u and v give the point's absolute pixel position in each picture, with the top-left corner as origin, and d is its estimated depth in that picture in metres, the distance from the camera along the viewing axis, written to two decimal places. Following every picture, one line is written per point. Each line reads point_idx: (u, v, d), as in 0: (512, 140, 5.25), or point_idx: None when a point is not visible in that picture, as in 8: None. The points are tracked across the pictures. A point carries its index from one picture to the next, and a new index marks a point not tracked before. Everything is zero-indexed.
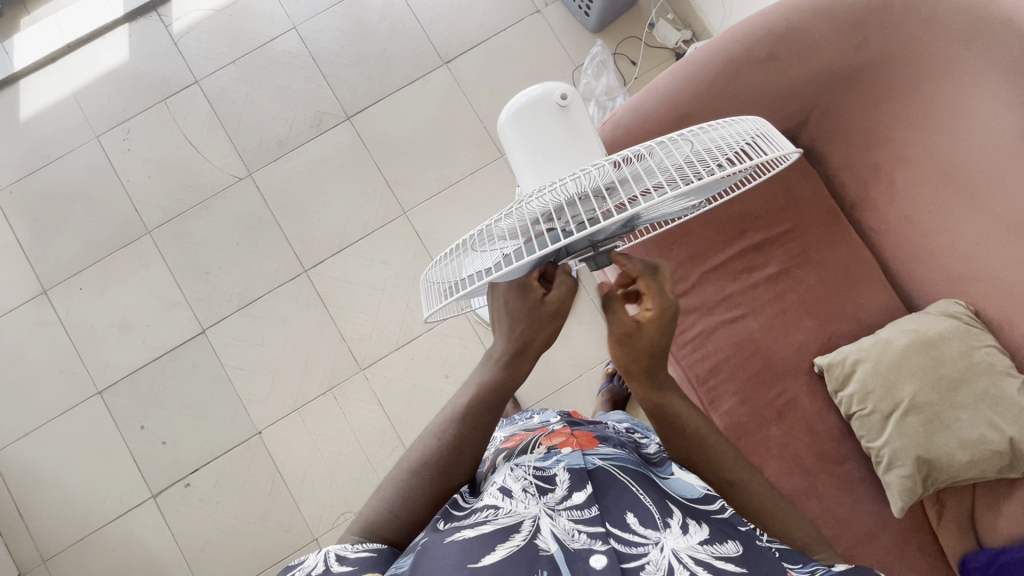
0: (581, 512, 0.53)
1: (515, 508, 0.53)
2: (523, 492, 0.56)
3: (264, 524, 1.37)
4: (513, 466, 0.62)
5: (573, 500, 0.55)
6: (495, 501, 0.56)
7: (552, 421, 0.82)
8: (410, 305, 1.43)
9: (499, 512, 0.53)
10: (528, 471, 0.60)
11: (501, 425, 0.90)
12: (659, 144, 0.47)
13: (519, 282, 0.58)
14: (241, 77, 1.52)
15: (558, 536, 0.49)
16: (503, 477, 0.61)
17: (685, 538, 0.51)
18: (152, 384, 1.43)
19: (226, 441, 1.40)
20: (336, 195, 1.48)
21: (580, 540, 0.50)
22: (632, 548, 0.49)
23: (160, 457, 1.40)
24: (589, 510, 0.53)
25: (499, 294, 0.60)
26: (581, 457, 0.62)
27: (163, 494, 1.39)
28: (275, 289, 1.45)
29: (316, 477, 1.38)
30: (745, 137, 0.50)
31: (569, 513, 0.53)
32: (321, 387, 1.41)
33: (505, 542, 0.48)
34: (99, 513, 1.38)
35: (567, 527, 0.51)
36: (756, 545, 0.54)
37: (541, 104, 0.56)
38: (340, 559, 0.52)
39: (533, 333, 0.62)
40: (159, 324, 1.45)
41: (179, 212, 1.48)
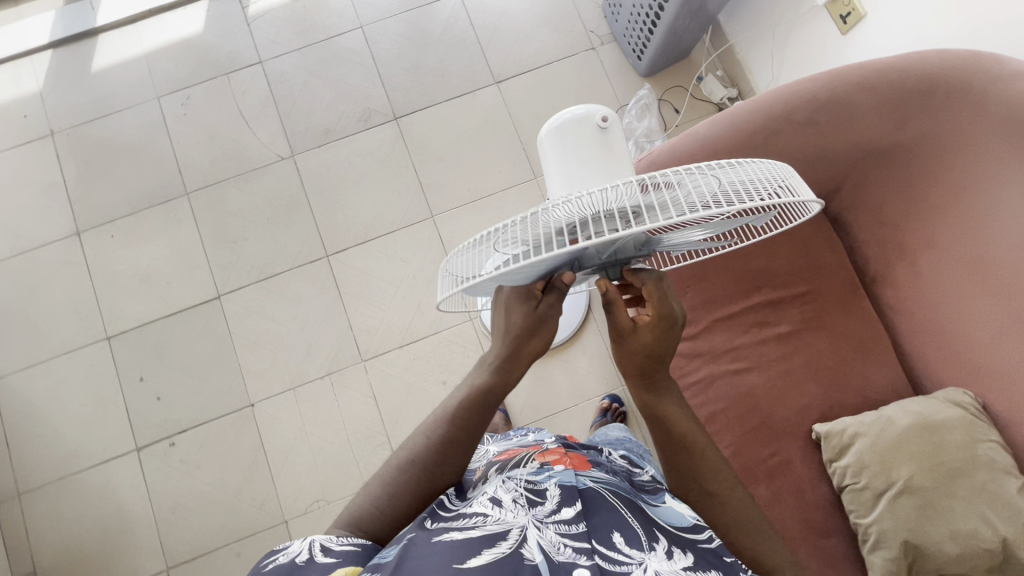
0: (568, 526, 0.54)
1: (503, 517, 0.54)
2: (513, 503, 0.56)
3: (239, 497, 1.36)
4: (505, 479, 0.62)
5: (561, 513, 0.55)
6: (484, 509, 0.56)
7: (546, 440, 0.83)
8: (421, 305, 1.45)
9: (488, 519, 0.54)
10: (519, 484, 0.60)
11: (492, 440, 0.91)
12: (684, 174, 0.49)
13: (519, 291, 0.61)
14: (303, 65, 1.59)
15: (544, 547, 0.50)
16: (494, 488, 0.61)
17: (669, 563, 0.52)
18: (159, 339, 1.46)
19: (219, 407, 1.41)
20: (370, 189, 1.52)
21: (565, 552, 0.50)
22: (616, 565, 0.50)
23: (152, 412, 1.42)
24: (578, 525, 0.53)
25: (509, 295, 0.62)
26: (572, 476, 0.63)
27: (147, 449, 1.40)
28: (296, 268, 1.48)
29: (298, 459, 1.38)
30: (770, 179, 0.51)
31: (557, 527, 0.53)
32: (320, 370, 1.42)
33: (491, 548, 0.49)
34: (82, 457, 1.40)
35: (554, 539, 0.51)
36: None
37: (582, 125, 0.58)
38: (325, 550, 0.54)
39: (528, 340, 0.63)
40: (178, 282, 1.48)
41: (218, 180, 1.53)
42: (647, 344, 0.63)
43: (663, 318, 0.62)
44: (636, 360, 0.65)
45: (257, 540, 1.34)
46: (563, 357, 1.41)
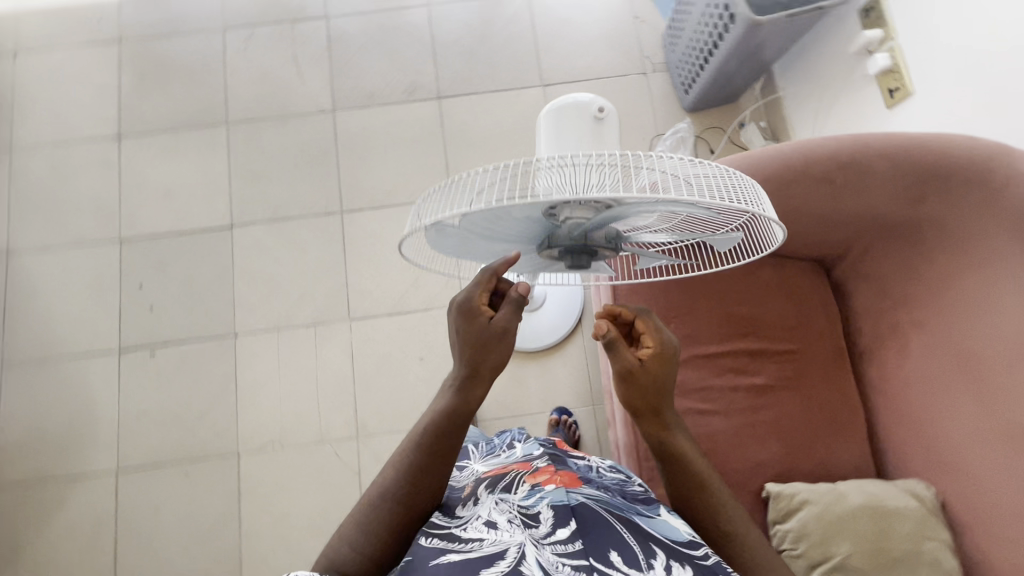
0: (564, 546, 0.62)
1: (500, 538, 0.62)
2: (508, 524, 0.64)
3: (201, 420, 1.40)
4: (498, 502, 0.70)
5: (556, 535, 0.63)
6: (481, 529, 0.64)
7: (535, 453, 0.88)
8: (419, 280, 1.47)
9: (485, 542, 0.61)
10: (515, 507, 0.68)
11: (472, 454, 0.93)
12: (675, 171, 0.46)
13: (465, 309, 0.63)
14: (365, 28, 1.65)
15: (543, 565, 0.58)
16: (490, 510, 0.69)
17: None
18: (166, 252, 1.51)
19: (204, 330, 1.45)
20: (398, 158, 1.55)
21: (563, 571, 0.58)
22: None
23: (142, 319, 1.46)
24: (574, 544, 0.62)
25: (457, 315, 0.63)
26: (565, 495, 0.71)
27: (128, 353, 1.44)
28: (309, 216, 1.52)
29: (265, 398, 1.41)
30: (749, 191, 0.49)
31: (555, 547, 0.61)
32: (308, 318, 1.45)
33: (490, 568, 0.57)
34: (67, 345, 1.45)
35: (553, 559, 0.59)
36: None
37: (579, 113, 0.59)
38: None
39: (480, 358, 0.64)
40: (197, 204, 1.53)
41: (259, 118, 1.59)
42: (652, 374, 0.69)
43: (660, 342, 0.69)
44: (647, 393, 0.70)
45: (209, 466, 1.37)
46: (543, 362, 1.41)
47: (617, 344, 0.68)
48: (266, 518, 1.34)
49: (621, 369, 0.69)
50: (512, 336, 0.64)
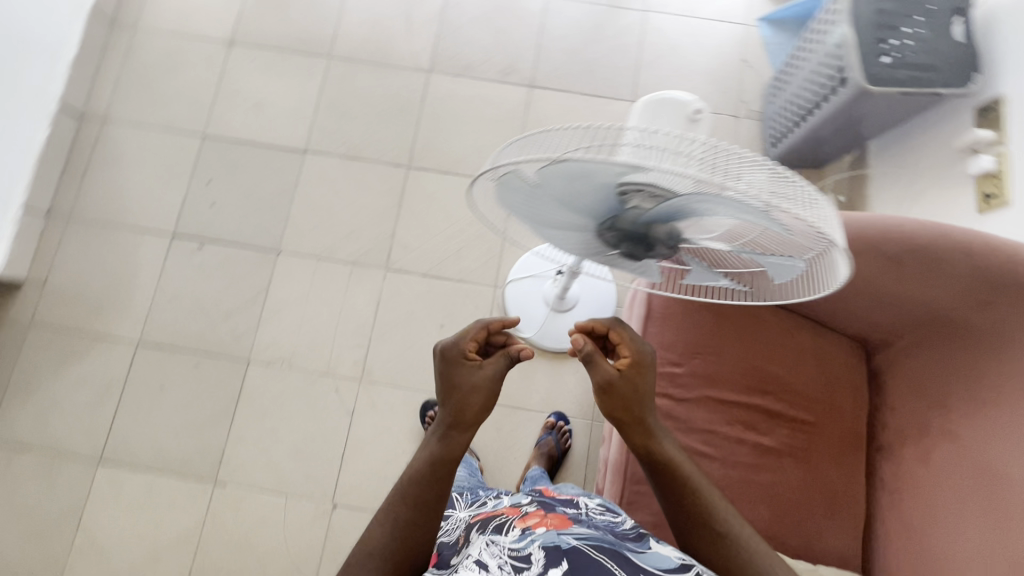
0: None
1: None
2: (498, 568, 0.65)
3: (225, 320, 1.46)
4: (489, 545, 0.71)
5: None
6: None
7: (523, 500, 0.89)
8: (460, 251, 1.50)
9: None
10: (505, 549, 0.68)
11: (463, 508, 0.95)
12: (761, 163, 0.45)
13: (453, 359, 0.71)
14: (482, 3, 1.69)
15: None
16: (479, 551, 0.70)
17: None
18: (240, 158, 1.58)
19: (252, 239, 1.52)
20: (475, 131, 1.59)
21: None
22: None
23: (200, 212, 1.54)
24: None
25: (443, 366, 0.71)
26: (556, 536, 0.70)
27: (179, 239, 1.52)
28: (377, 163, 1.57)
29: (287, 317, 1.46)
30: (822, 204, 0.48)
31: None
32: (348, 256, 1.50)
33: None
34: (130, 216, 1.54)
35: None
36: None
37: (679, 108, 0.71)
38: None
39: (463, 399, 0.70)
40: (280, 122, 1.60)
41: (360, 59, 1.65)
42: (633, 378, 0.72)
43: (636, 348, 0.73)
44: (625, 399, 0.72)
45: (218, 365, 1.43)
46: (555, 364, 1.41)
47: (595, 356, 0.73)
48: (257, 429, 1.39)
49: (602, 382, 0.72)
50: (496, 384, 0.71)
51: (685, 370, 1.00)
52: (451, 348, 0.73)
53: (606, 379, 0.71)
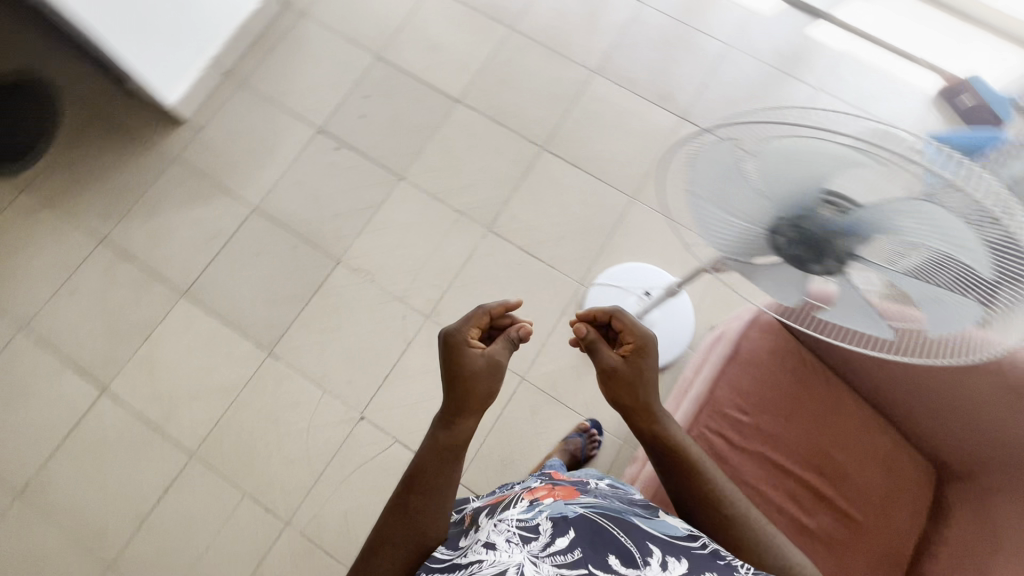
0: (562, 554, 0.67)
1: (499, 557, 0.67)
2: (507, 542, 0.70)
3: (333, 219, 1.57)
4: (498, 522, 0.75)
5: (556, 544, 0.69)
6: (481, 556, 0.68)
7: (532, 481, 0.95)
8: (560, 240, 1.54)
9: (484, 563, 0.67)
10: (512, 522, 0.73)
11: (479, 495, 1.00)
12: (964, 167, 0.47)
13: (456, 348, 0.84)
14: (664, 28, 1.74)
15: None
16: (489, 531, 0.74)
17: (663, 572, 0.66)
18: (399, 85, 1.68)
19: (382, 159, 1.62)
20: (615, 139, 1.63)
21: None
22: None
23: (348, 119, 1.66)
24: (573, 554, 0.68)
25: (449, 355, 0.84)
26: (561, 509, 0.78)
27: (323, 136, 1.65)
28: (516, 134, 1.63)
29: (386, 238, 1.55)
30: None
31: (554, 559, 0.66)
32: (458, 205, 1.57)
33: None
34: (290, 100, 1.68)
35: (553, 569, 0.64)
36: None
37: None
38: None
39: (468, 380, 0.82)
40: (445, 68, 1.70)
41: (535, 38, 1.72)
42: (635, 362, 0.82)
43: (637, 338, 0.83)
44: (628, 380, 0.82)
45: (312, 254, 1.54)
46: None
47: (598, 344, 0.84)
48: (321, 323, 1.48)
49: (606, 368, 0.83)
50: (496, 364, 0.83)
51: (750, 420, 0.99)
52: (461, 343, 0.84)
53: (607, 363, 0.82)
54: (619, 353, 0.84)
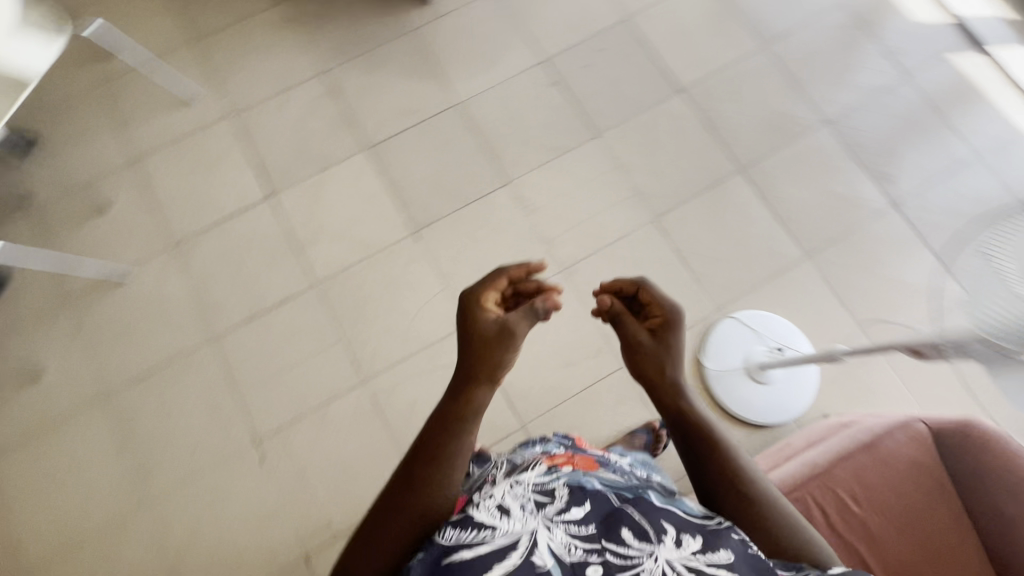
0: (577, 526, 0.68)
1: (511, 526, 0.67)
2: (521, 511, 0.70)
3: (517, 144, 1.60)
4: (513, 485, 0.75)
5: (569, 513, 0.70)
6: (490, 521, 0.67)
7: (553, 447, 0.94)
8: (715, 261, 1.49)
9: (496, 531, 0.66)
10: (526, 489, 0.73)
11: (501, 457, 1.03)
12: None
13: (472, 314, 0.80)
14: (916, 112, 1.61)
15: (553, 553, 0.64)
16: (503, 493, 0.74)
17: (681, 548, 0.64)
18: (631, 52, 1.68)
19: (586, 111, 1.63)
20: (814, 193, 1.54)
21: (575, 553, 0.65)
22: (625, 558, 0.63)
23: (572, 62, 1.68)
24: (586, 526, 0.68)
25: (466, 317, 0.80)
26: (578, 476, 0.77)
27: (543, 66, 1.67)
28: (720, 144, 1.59)
29: (556, 182, 1.56)
30: None
31: (568, 527, 0.68)
32: (635, 184, 1.56)
33: (504, 560, 0.63)
34: (529, 22, 1.72)
35: (566, 540, 0.66)
36: (761, 562, 0.63)
37: None
38: None
39: (484, 342, 0.77)
40: (681, 56, 1.68)
41: (780, 66, 1.66)
42: (664, 338, 0.79)
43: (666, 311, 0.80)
44: (657, 354, 0.78)
45: (485, 165, 1.59)
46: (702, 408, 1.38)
47: (625, 319, 0.82)
48: (467, 229, 1.53)
49: (634, 339, 0.80)
50: (514, 330, 0.78)
51: (857, 510, 0.94)
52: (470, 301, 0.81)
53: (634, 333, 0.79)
54: (648, 327, 0.81)
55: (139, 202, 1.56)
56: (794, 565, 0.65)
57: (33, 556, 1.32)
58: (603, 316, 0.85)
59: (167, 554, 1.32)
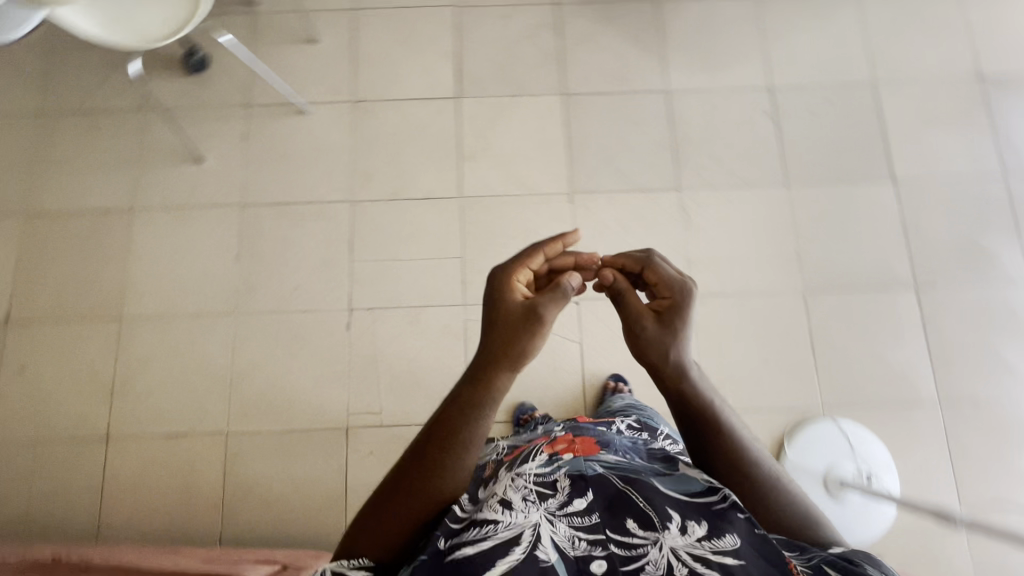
0: (580, 518, 0.68)
1: (512, 519, 0.66)
2: (524, 501, 0.69)
3: (705, 156, 1.53)
4: (515, 477, 0.75)
5: (573, 505, 0.69)
6: (495, 515, 0.66)
7: (558, 431, 0.97)
8: (845, 360, 1.41)
9: (500, 524, 0.65)
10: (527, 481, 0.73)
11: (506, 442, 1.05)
12: None
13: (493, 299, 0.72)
14: None
15: (557, 544, 0.64)
16: (506, 484, 0.73)
17: (686, 535, 0.62)
18: (860, 118, 1.56)
19: (788, 156, 1.53)
20: (980, 342, 1.42)
21: (579, 545, 0.64)
22: (630, 551, 0.62)
23: (796, 101, 1.57)
24: (590, 518, 0.67)
25: (488, 300, 0.73)
26: (581, 464, 0.77)
27: (765, 92, 1.58)
28: (908, 250, 1.47)
29: (726, 210, 1.50)
30: None
31: (571, 520, 0.67)
32: (803, 248, 1.47)
33: (509, 555, 0.61)
34: (772, 43, 1.61)
35: (569, 533, 0.65)
36: (768, 541, 0.61)
37: None
38: None
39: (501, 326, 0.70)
40: (910, 144, 1.54)
41: (1010, 200, 1.51)
42: (671, 320, 0.73)
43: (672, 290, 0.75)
44: (663, 338, 0.72)
45: (666, 162, 1.53)
46: None
47: (632, 298, 0.76)
48: (621, 214, 1.49)
49: (634, 322, 0.74)
50: (533, 314, 0.70)
51: None
52: (497, 275, 0.74)
53: (637, 311, 0.73)
54: (654, 308, 0.75)
55: (342, 48, 1.60)
56: (799, 545, 0.63)
57: (133, 311, 1.44)
58: (603, 291, 0.80)
59: (237, 366, 1.41)
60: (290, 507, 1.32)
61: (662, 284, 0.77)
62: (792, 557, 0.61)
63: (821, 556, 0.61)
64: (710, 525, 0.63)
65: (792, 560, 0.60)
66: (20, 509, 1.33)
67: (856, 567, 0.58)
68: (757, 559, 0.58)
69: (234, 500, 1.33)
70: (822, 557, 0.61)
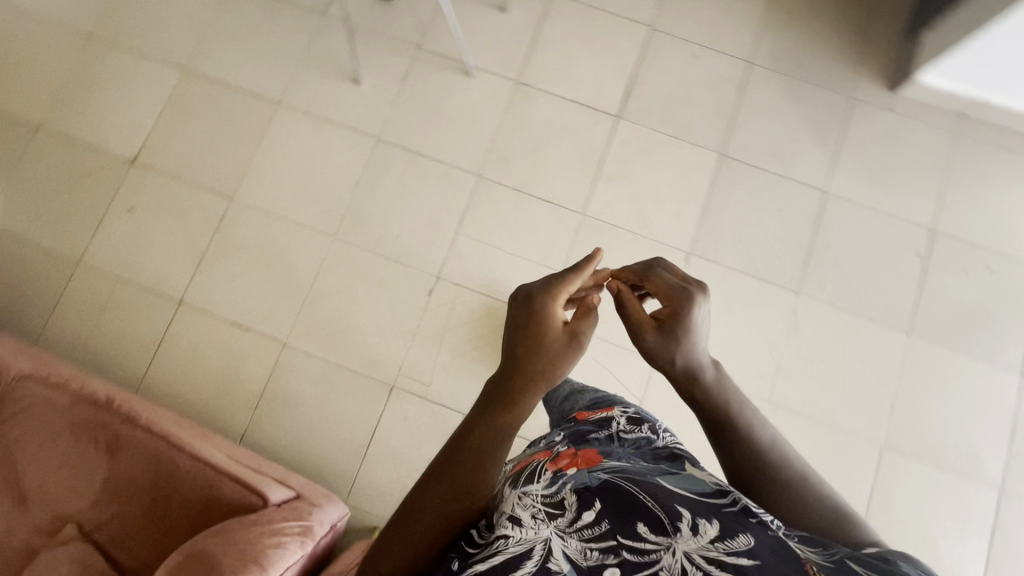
0: (589, 528, 0.59)
1: (524, 535, 0.61)
2: (534, 520, 0.63)
3: (837, 271, 1.45)
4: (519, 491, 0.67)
5: (582, 519, 0.61)
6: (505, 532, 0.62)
7: (553, 437, 0.82)
8: (900, 529, 1.32)
9: (512, 539, 0.60)
10: (534, 496, 0.66)
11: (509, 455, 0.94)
12: None
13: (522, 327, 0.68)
14: None
15: (569, 557, 0.58)
16: (513, 497, 0.66)
17: (697, 538, 0.54)
18: (1012, 296, 1.45)
19: (922, 304, 1.44)
20: None
21: (590, 555, 0.56)
22: (643, 558, 0.54)
23: (951, 253, 1.47)
24: (600, 527, 0.59)
25: (514, 327, 0.68)
26: (586, 477, 0.68)
27: (924, 231, 1.48)
28: (1010, 447, 1.37)
29: (837, 332, 1.42)
30: None
31: (582, 533, 0.59)
32: (899, 401, 1.39)
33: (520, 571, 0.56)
34: (951, 184, 1.50)
35: (580, 545, 0.58)
36: (786, 542, 0.53)
37: None
38: None
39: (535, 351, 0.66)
40: None
41: None
42: (672, 328, 0.73)
43: (674, 297, 0.74)
44: (666, 349, 0.73)
45: (796, 261, 1.46)
46: None
47: (634, 306, 0.76)
48: (730, 295, 1.43)
49: (636, 331, 0.75)
50: (572, 341, 0.67)
51: None
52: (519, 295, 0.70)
53: (639, 323, 0.74)
54: (655, 315, 0.75)
55: (525, 27, 1.57)
56: (818, 540, 0.55)
57: (243, 198, 1.48)
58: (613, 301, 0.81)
59: (316, 288, 1.43)
60: (315, 438, 1.35)
61: (661, 288, 0.76)
62: (811, 557, 0.51)
63: (847, 552, 0.53)
64: (725, 531, 0.54)
65: (814, 561, 0.50)
66: (82, 337, 1.40)
67: (892, 568, 0.49)
68: (779, 556, 0.50)
69: (268, 410, 1.37)
70: (846, 551, 0.53)
